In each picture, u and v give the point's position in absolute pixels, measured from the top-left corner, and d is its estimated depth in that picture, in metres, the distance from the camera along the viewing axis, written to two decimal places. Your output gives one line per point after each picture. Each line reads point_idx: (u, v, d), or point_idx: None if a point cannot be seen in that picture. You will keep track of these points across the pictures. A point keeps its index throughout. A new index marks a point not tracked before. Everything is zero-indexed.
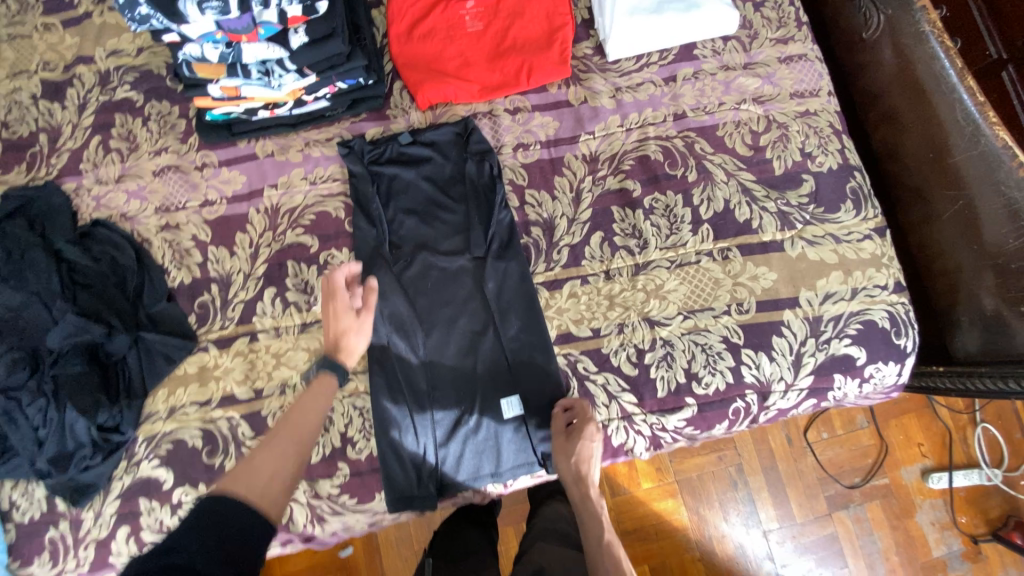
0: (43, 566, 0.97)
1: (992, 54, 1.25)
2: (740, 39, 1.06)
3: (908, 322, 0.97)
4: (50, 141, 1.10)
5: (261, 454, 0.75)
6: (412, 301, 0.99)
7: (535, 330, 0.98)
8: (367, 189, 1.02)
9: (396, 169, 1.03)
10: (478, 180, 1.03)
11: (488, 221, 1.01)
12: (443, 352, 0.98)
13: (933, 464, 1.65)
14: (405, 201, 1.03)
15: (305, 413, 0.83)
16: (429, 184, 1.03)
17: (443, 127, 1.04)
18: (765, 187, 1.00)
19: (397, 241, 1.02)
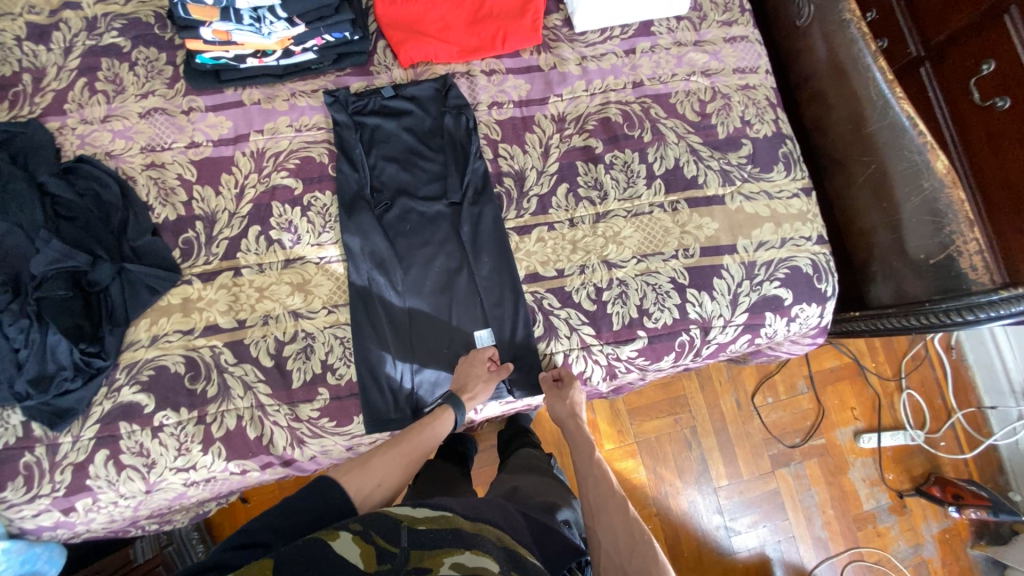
0: (15, 492, 0.98)
1: (912, 52, 1.35)
2: (691, 20, 1.19)
3: (828, 270, 1.12)
4: (33, 81, 1.12)
5: (379, 458, 0.89)
6: (393, 241, 1.07)
7: (505, 269, 1.08)
8: (350, 137, 1.09)
9: (378, 120, 1.10)
10: (456, 133, 1.12)
11: (464, 170, 1.10)
12: (421, 287, 1.06)
13: (865, 426, 1.83)
14: (387, 149, 1.11)
15: (421, 436, 0.96)
16: (411, 135, 1.11)
17: (423, 83, 1.12)
18: (710, 148, 1.13)
19: (378, 186, 1.09)
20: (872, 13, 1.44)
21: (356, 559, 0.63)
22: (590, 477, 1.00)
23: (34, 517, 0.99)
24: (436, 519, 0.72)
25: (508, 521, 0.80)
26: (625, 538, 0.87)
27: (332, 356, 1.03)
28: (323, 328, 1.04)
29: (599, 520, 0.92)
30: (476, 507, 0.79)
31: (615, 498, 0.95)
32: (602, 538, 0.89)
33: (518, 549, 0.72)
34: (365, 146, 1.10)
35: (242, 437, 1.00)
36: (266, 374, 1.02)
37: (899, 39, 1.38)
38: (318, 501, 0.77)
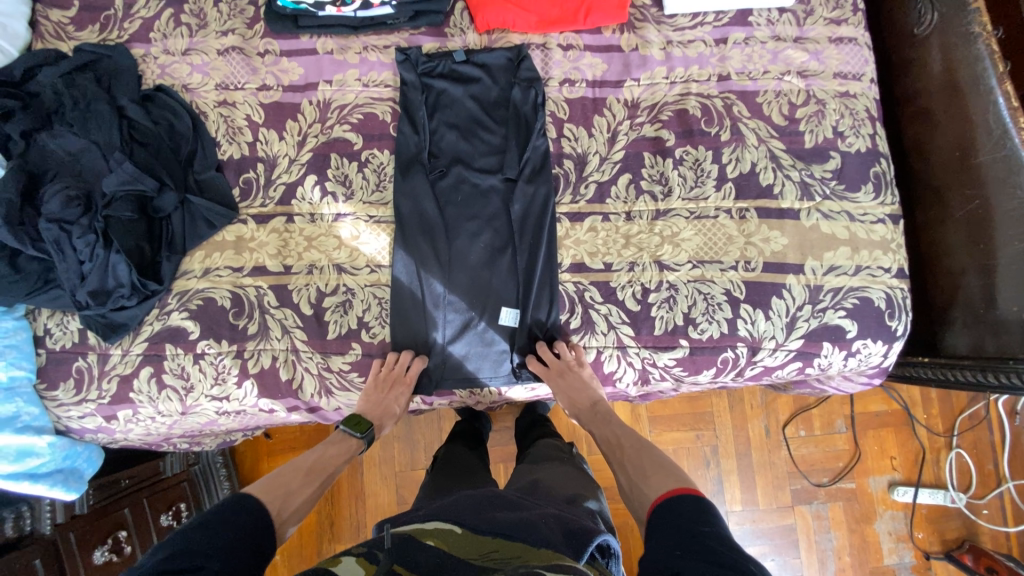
0: (67, 392, 1.05)
1: None
2: (795, 13, 1.09)
3: (903, 307, 1.02)
4: (125, 7, 1.16)
5: (297, 482, 0.88)
6: (442, 210, 1.05)
7: (550, 256, 1.04)
8: (414, 97, 1.07)
9: (445, 85, 1.08)
10: (523, 107, 1.07)
11: (524, 146, 1.07)
12: (461, 262, 1.05)
13: (902, 478, 1.70)
14: (450, 115, 1.08)
15: (335, 460, 0.96)
16: (477, 103, 1.08)
17: (496, 51, 1.08)
18: (793, 157, 1.04)
19: (436, 152, 1.08)
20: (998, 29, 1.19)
21: None
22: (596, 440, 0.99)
23: (80, 418, 1.07)
24: (442, 535, 0.70)
25: (523, 523, 0.74)
26: (627, 480, 0.87)
27: (368, 315, 1.04)
28: (363, 286, 1.05)
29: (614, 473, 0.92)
30: (489, 519, 0.74)
31: (618, 448, 0.94)
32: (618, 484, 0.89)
33: (530, 557, 0.65)
34: (428, 109, 1.08)
35: (274, 378, 1.03)
36: (304, 321, 1.04)
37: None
38: (240, 515, 0.73)
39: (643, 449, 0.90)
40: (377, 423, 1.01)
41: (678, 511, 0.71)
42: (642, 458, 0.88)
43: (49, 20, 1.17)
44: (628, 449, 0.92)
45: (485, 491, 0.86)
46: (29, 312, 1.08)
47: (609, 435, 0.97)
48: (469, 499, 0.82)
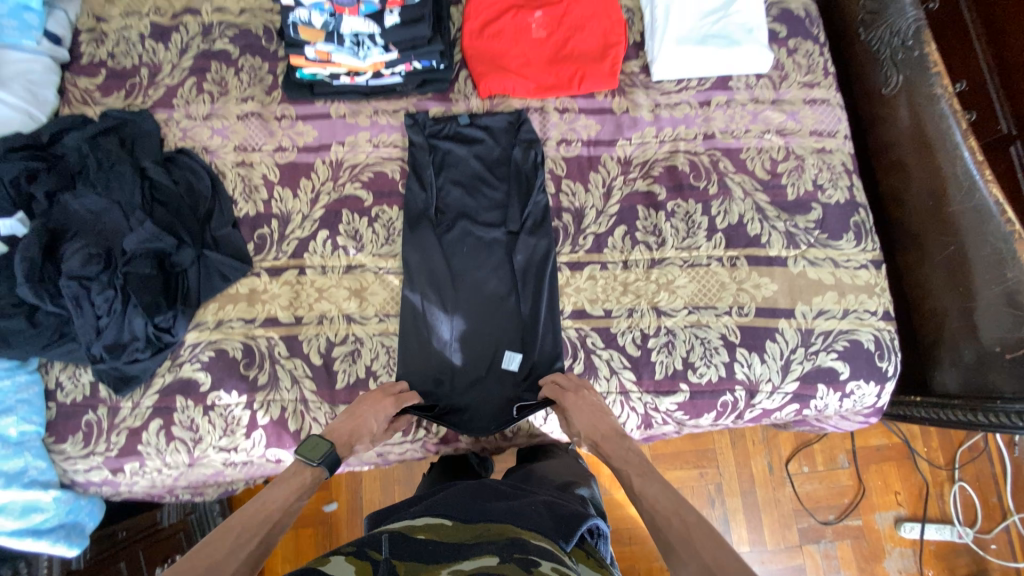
0: (75, 446, 1.06)
1: (1003, 129, 1.22)
2: (771, 78, 1.19)
3: (892, 348, 1.07)
4: (150, 75, 1.24)
5: (223, 546, 0.74)
6: (449, 260, 1.11)
7: (552, 301, 1.09)
8: (421, 156, 1.15)
9: (451, 145, 1.16)
10: (523, 164, 1.15)
11: (526, 201, 1.13)
12: (467, 308, 1.09)
13: (908, 513, 1.69)
14: (455, 172, 1.15)
15: (280, 503, 0.83)
16: (480, 160, 1.16)
17: (498, 115, 1.17)
18: (777, 208, 1.11)
19: (442, 207, 1.14)
20: (962, 83, 1.28)
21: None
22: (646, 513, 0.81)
23: (86, 471, 1.07)
24: (433, 527, 0.72)
25: (514, 510, 0.78)
26: (701, 572, 0.68)
27: (376, 364, 1.07)
28: (371, 335, 1.08)
29: (673, 556, 0.73)
30: (477, 509, 0.78)
31: (679, 522, 0.76)
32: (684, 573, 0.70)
33: (521, 535, 0.70)
34: (435, 166, 1.15)
35: (283, 427, 1.05)
36: (314, 371, 1.06)
37: (991, 114, 1.24)
38: None
39: (714, 532, 0.73)
40: (344, 442, 0.93)
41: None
42: (718, 543, 0.71)
43: (76, 87, 1.24)
44: (694, 530, 0.74)
45: (473, 481, 0.89)
46: (41, 365, 1.09)
47: (661, 502, 0.80)
48: (457, 490, 0.85)
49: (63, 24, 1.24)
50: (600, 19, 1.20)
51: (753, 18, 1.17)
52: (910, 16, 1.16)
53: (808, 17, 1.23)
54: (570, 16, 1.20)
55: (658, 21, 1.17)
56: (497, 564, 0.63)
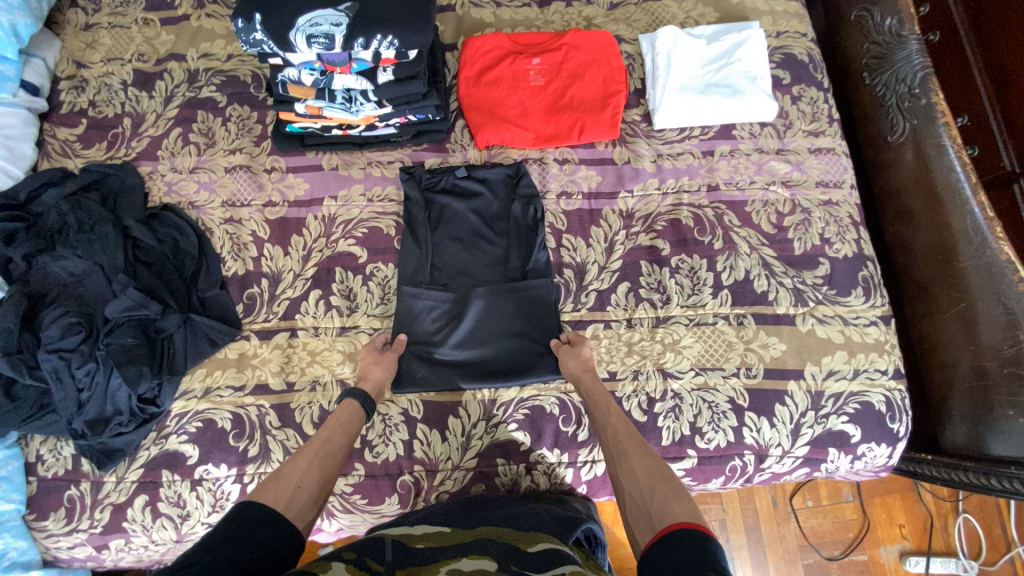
0: (57, 523, 1.01)
1: (1007, 165, 1.17)
2: (775, 126, 1.16)
3: (903, 408, 1.04)
4: (134, 125, 1.19)
5: (291, 465, 0.82)
6: (443, 320, 1.07)
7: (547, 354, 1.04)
8: (414, 212, 1.11)
9: (447, 200, 1.12)
10: (523, 221, 1.11)
11: (526, 258, 1.09)
12: (460, 371, 1.04)
13: (912, 547, 1.65)
14: (451, 228, 1.11)
15: (327, 432, 0.89)
16: (477, 216, 1.12)
17: (496, 167, 1.13)
18: (784, 264, 1.08)
19: (437, 264, 1.10)
20: (962, 117, 1.24)
21: None
22: (607, 427, 0.89)
23: (70, 548, 1.02)
24: (430, 537, 0.77)
25: (509, 516, 0.84)
26: (632, 489, 0.77)
27: (372, 432, 1.02)
28: None
29: (616, 474, 0.82)
30: (472, 518, 0.83)
31: (632, 441, 0.85)
32: (622, 486, 0.79)
33: (517, 541, 0.75)
34: (429, 223, 1.11)
35: None
36: (307, 442, 1.02)
37: (993, 151, 1.19)
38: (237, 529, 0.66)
39: (656, 458, 0.81)
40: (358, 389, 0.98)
41: (689, 545, 0.62)
42: (659, 467, 0.79)
43: (55, 138, 1.18)
44: (639, 454, 0.82)
45: (468, 497, 0.94)
46: (20, 438, 1.04)
47: (617, 424, 0.89)
48: (452, 504, 0.90)
49: (40, 72, 1.19)
50: (600, 65, 1.16)
51: (757, 66, 1.14)
52: (916, 63, 1.17)
53: (811, 62, 1.20)
54: (569, 63, 1.17)
55: (660, 68, 1.15)
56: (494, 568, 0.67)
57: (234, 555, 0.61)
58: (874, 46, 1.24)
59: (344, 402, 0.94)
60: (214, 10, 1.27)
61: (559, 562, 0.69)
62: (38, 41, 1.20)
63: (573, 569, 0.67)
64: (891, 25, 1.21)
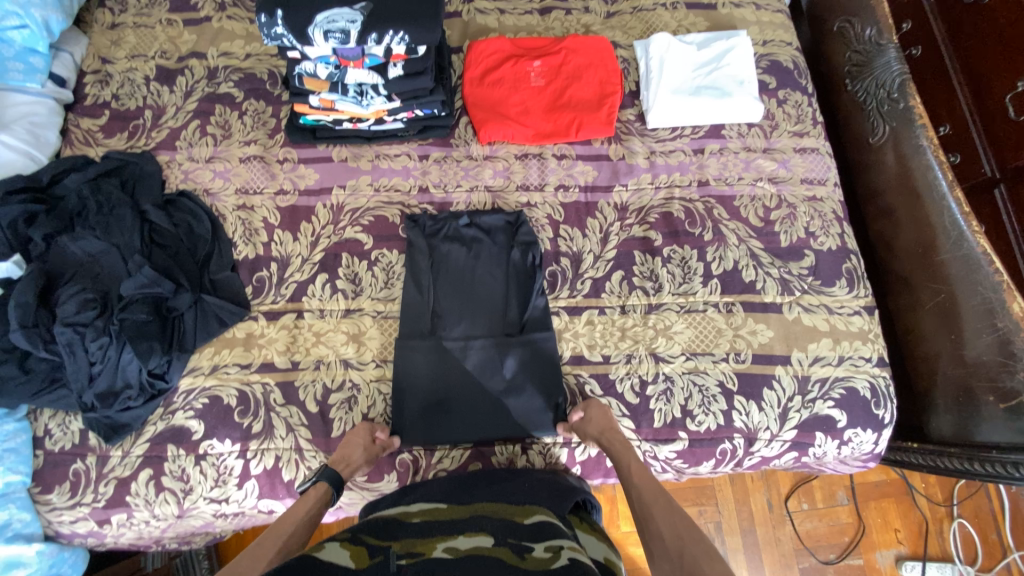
0: (61, 496, 1.03)
1: (987, 171, 1.20)
2: (762, 127, 1.22)
3: (887, 395, 1.07)
4: (154, 117, 1.25)
5: (249, 560, 0.76)
6: (440, 366, 1.06)
7: (547, 380, 1.06)
8: (416, 258, 1.14)
9: (448, 247, 1.14)
10: (521, 267, 1.14)
11: (525, 303, 1.11)
12: (456, 419, 1.04)
13: (908, 552, 1.56)
14: (450, 275, 1.13)
15: (292, 524, 0.85)
16: (476, 263, 1.14)
17: (497, 214, 1.16)
18: (771, 255, 1.13)
19: (439, 288, 1.12)
20: (944, 127, 1.29)
21: (346, 559, 0.65)
22: (632, 487, 0.89)
23: (72, 523, 1.04)
24: (427, 513, 0.79)
25: (507, 492, 0.85)
26: (664, 550, 0.77)
27: (373, 411, 1.06)
28: (369, 380, 1.07)
29: (645, 531, 0.83)
30: (469, 496, 0.85)
31: (658, 501, 0.85)
32: (653, 546, 0.79)
33: (513, 517, 0.76)
34: (430, 268, 1.13)
35: (276, 478, 1.03)
36: (309, 419, 1.05)
37: (975, 156, 1.23)
38: None
39: (683, 513, 0.81)
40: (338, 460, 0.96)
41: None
42: (687, 524, 0.79)
43: (78, 128, 1.24)
44: (667, 512, 0.82)
45: (463, 472, 0.95)
46: (30, 412, 1.07)
47: (642, 482, 0.88)
48: (447, 480, 0.91)
49: (68, 66, 1.26)
50: (597, 68, 1.24)
51: (743, 70, 1.21)
52: (894, 69, 1.23)
53: (796, 69, 1.28)
54: (568, 65, 1.24)
55: (653, 72, 1.22)
56: (492, 544, 0.68)
57: None
58: (855, 54, 1.32)
59: (315, 486, 0.93)
60: (234, 13, 1.35)
61: (554, 535, 0.71)
62: (67, 38, 1.28)
63: (569, 543, 0.69)
64: (871, 35, 1.28)
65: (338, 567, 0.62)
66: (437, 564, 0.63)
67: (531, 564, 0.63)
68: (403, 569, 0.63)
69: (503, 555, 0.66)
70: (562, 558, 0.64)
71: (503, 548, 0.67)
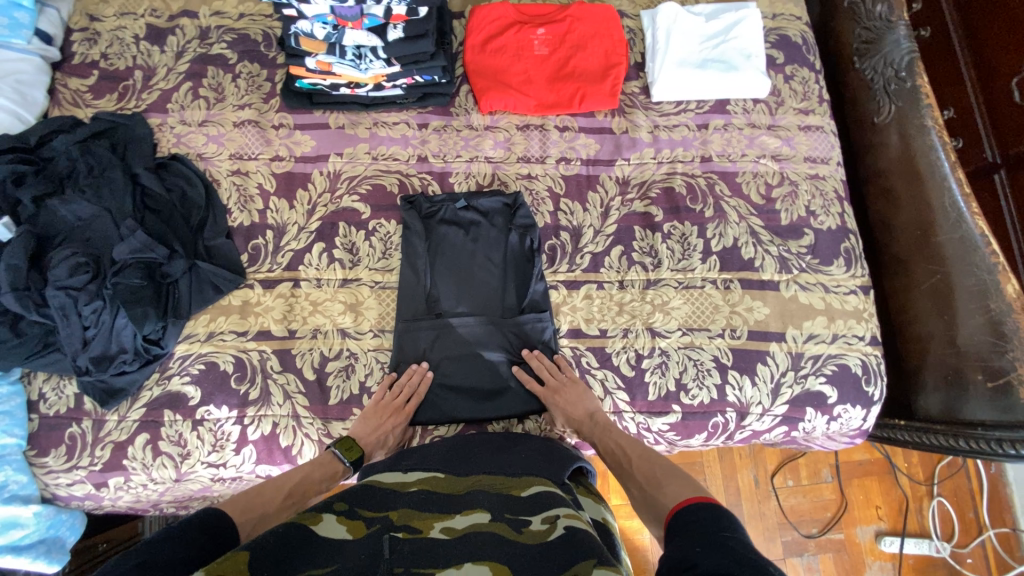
0: (57, 459, 1.03)
1: (988, 157, 1.20)
2: (767, 103, 1.21)
3: (878, 372, 1.09)
4: (144, 78, 1.21)
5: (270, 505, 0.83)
6: (437, 341, 1.06)
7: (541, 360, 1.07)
8: (411, 243, 1.11)
9: (447, 228, 1.13)
10: (519, 251, 1.12)
11: (524, 288, 1.10)
12: (454, 400, 1.05)
13: (888, 528, 1.60)
14: (448, 258, 1.12)
15: (314, 487, 0.90)
16: (474, 247, 1.13)
17: (496, 196, 1.14)
18: (771, 233, 1.13)
19: (437, 264, 1.11)
20: (948, 111, 1.27)
21: (343, 533, 0.65)
22: (605, 458, 0.96)
23: (68, 485, 1.04)
24: (424, 482, 0.78)
25: (502, 463, 0.85)
26: (640, 494, 0.85)
27: (370, 380, 1.06)
28: (367, 350, 1.07)
29: (625, 488, 0.89)
30: (465, 464, 0.84)
31: (625, 463, 0.92)
32: (631, 492, 0.87)
33: (508, 491, 0.76)
34: (427, 253, 1.11)
35: (274, 444, 1.04)
36: (307, 387, 1.05)
37: (977, 141, 1.22)
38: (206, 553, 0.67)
39: (655, 461, 0.89)
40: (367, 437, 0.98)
41: (695, 524, 0.69)
42: (653, 461, 0.89)
43: (66, 88, 1.20)
44: (640, 462, 0.90)
45: (458, 439, 0.94)
46: (24, 376, 1.06)
47: (612, 451, 0.95)
48: (442, 446, 0.91)
49: (54, 22, 1.20)
50: (602, 37, 1.20)
51: (752, 44, 1.19)
52: (903, 48, 1.22)
53: (804, 44, 1.25)
54: (572, 34, 1.21)
55: (659, 42, 1.19)
56: (491, 520, 0.68)
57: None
58: (864, 31, 1.29)
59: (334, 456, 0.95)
60: None
61: (553, 505, 0.71)
62: None
63: (566, 511, 0.70)
64: (882, 11, 1.26)
65: (335, 542, 0.63)
66: (435, 546, 0.63)
67: (531, 541, 0.64)
68: (399, 545, 0.63)
69: (502, 531, 0.66)
70: (559, 529, 0.65)
71: (500, 523, 0.67)
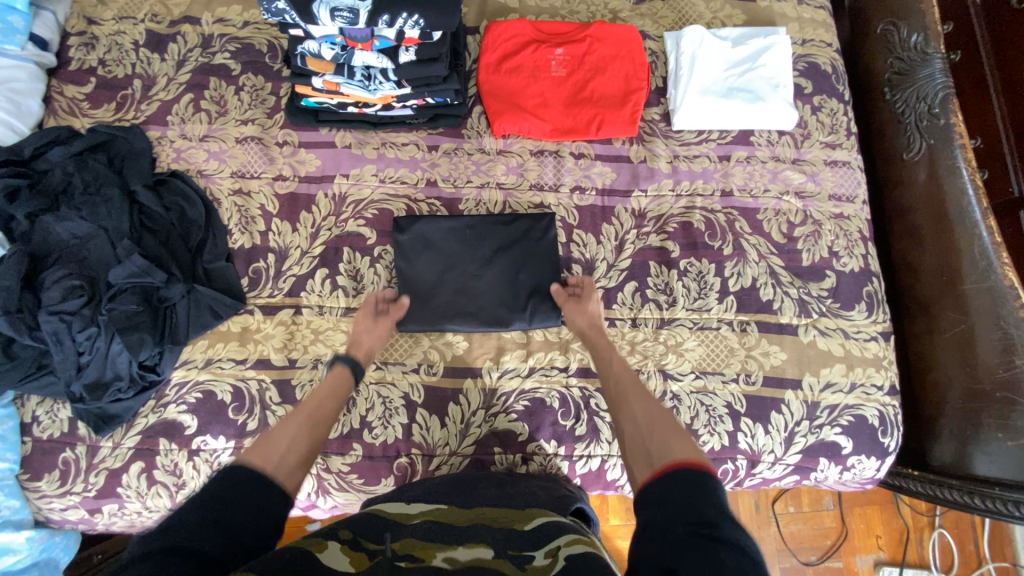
0: (50, 484, 1.01)
1: (1014, 191, 1.15)
2: (793, 135, 1.15)
3: (896, 424, 1.05)
4: (144, 88, 1.16)
5: (281, 427, 0.79)
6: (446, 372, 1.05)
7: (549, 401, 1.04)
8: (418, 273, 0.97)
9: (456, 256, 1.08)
10: (539, 284, 1.07)
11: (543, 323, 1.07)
12: (458, 438, 1.02)
13: (887, 558, 1.58)
14: (458, 285, 1.07)
15: (321, 397, 0.88)
16: (488, 275, 1.07)
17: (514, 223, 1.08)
18: (791, 274, 1.09)
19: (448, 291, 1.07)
20: (975, 140, 1.21)
21: (344, 563, 0.60)
22: (609, 374, 0.89)
23: (62, 510, 1.02)
24: (426, 513, 0.74)
25: (508, 496, 0.82)
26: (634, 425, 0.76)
27: (371, 415, 1.02)
28: (368, 383, 1.04)
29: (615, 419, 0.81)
30: (468, 498, 0.81)
31: (633, 388, 0.83)
32: (621, 426, 0.78)
33: (512, 523, 0.72)
34: (435, 280, 1.07)
35: None
36: None
37: (1003, 174, 1.17)
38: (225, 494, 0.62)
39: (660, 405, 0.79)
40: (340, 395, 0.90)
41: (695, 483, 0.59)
42: (666, 417, 0.75)
43: (62, 95, 1.15)
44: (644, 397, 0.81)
45: (457, 475, 0.90)
46: (17, 397, 1.03)
47: (619, 372, 0.88)
48: (445, 482, 0.87)
49: (49, 26, 1.15)
50: (623, 60, 1.15)
51: (780, 73, 1.13)
52: (938, 82, 1.17)
53: (834, 73, 1.19)
54: (592, 56, 1.15)
55: (683, 68, 1.13)
56: (492, 558, 0.64)
57: (221, 519, 0.59)
58: (897, 61, 1.23)
59: (334, 366, 0.93)
60: None
61: (557, 537, 0.67)
62: None
63: (569, 543, 0.65)
64: (917, 42, 1.20)
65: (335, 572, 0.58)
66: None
67: None
68: None
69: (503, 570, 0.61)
70: (561, 562, 0.61)
71: (502, 561, 0.63)
